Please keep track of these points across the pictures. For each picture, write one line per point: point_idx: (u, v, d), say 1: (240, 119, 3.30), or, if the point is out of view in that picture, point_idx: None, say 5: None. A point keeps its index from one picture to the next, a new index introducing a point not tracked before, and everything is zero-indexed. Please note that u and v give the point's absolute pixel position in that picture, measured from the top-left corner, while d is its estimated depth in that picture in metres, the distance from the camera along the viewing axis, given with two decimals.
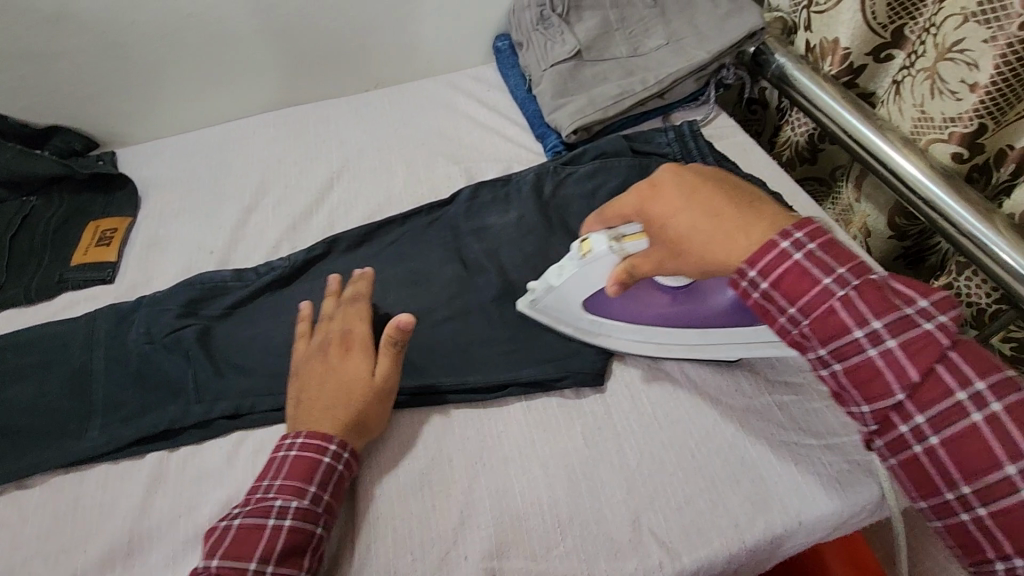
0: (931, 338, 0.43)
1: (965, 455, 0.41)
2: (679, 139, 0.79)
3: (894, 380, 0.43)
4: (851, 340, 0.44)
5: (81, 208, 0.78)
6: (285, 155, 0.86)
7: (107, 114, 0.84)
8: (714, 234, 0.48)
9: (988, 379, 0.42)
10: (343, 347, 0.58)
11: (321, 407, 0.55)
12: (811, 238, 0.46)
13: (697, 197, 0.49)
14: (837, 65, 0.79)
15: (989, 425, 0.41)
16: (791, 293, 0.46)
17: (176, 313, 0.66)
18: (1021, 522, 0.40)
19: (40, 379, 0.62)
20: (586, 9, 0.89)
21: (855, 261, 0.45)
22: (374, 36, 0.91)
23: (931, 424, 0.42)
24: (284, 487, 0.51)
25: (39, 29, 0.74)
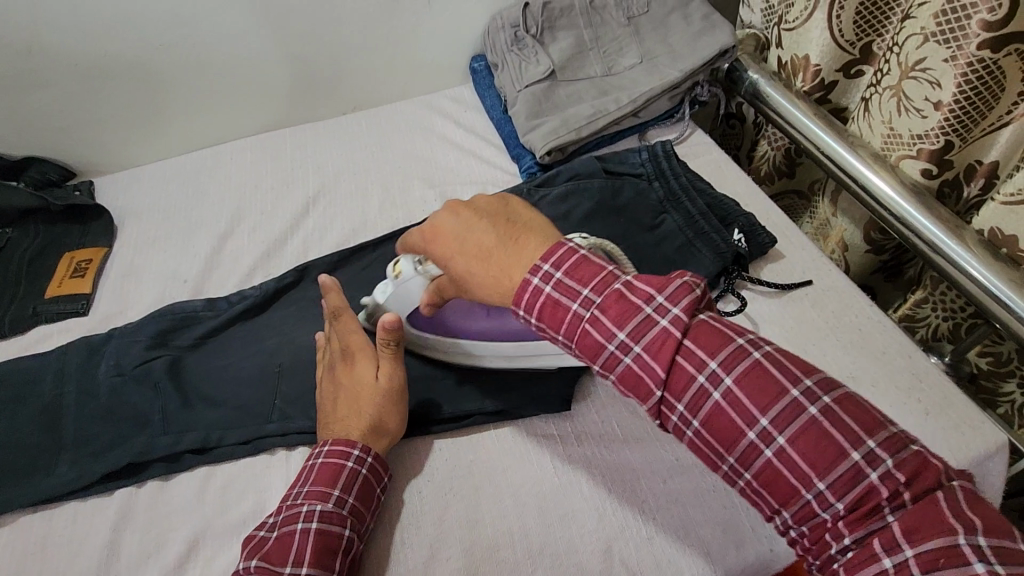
0: (668, 333, 0.42)
1: (720, 434, 0.41)
2: (653, 160, 0.78)
3: (650, 381, 0.42)
4: (608, 354, 0.43)
5: (56, 239, 0.78)
6: (260, 182, 0.86)
7: (82, 144, 0.85)
8: (485, 272, 0.48)
9: (722, 358, 0.41)
10: (346, 359, 0.58)
11: (339, 417, 0.56)
12: (556, 267, 0.44)
13: (469, 234, 0.49)
14: (809, 82, 0.79)
15: (730, 404, 0.40)
16: (547, 318, 0.45)
17: (146, 344, 0.66)
18: (780, 481, 0.39)
19: (10, 414, 0.62)
20: (561, 29, 0.89)
21: (602, 274, 0.44)
22: (350, 60, 0.91)
23: (695, 416, 0.42)
24: (311, 492, 0.52)
25: (11, 62, 0.75)
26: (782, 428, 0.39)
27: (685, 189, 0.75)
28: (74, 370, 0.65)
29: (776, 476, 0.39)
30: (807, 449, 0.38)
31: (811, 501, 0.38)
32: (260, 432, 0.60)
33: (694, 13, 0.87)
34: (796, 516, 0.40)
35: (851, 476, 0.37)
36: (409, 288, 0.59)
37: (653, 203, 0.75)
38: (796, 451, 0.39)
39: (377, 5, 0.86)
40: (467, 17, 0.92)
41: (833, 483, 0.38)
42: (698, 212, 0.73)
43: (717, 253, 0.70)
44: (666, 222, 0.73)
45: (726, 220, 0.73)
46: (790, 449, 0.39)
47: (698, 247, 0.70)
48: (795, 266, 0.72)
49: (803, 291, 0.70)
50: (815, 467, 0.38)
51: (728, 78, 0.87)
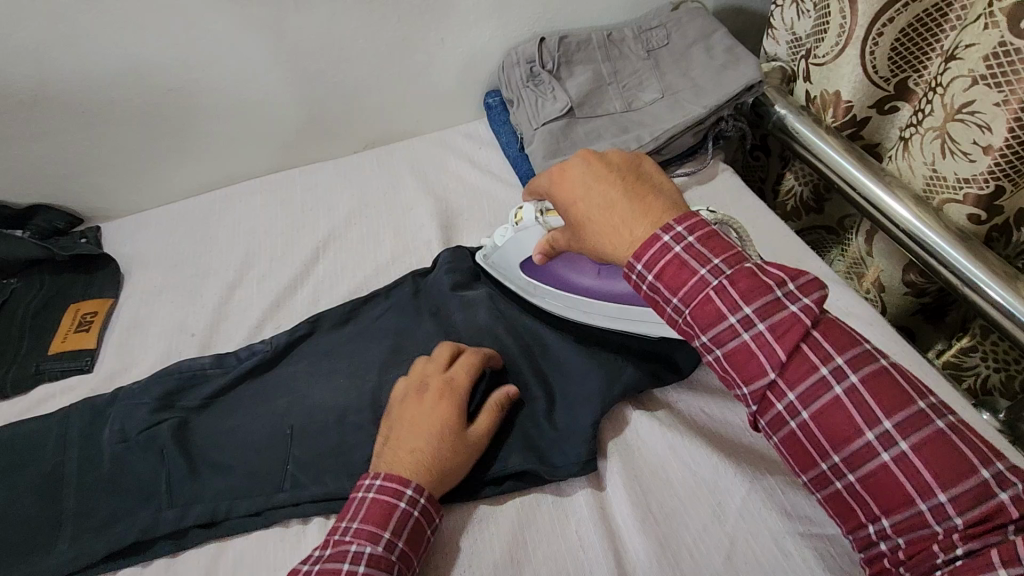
0: (798, 320, 0.43)
1: (831, 428, 0.42)
2: None
3: (765, 361, 0.44)
4: (727, 326, 0.45)
5: (62, 290, 0.76)
6: (272, 226, 0.84)
7: (90, 191, 0.83)
8: (604, 222, 0.51)
9: (850, 355, 0.42)
10: (443, 388, 0.56)
11: (408, 449, 0.53)
12: (691, 231, 0.47)
13: (597, 185, 0.52)
14: (840, 118, 0.75)
15: (852, 401, 0.42)
16: (669, 281, 0.47)
17: (151, 407, 0.63)
18: (888, 487, 0.40)
19: (9, 484, 0.60)
20: (577, 64, 0.88)
21: (732, 251, 0.46)
22: (364, 98, 0.89)
23: (807, 405, 0.43)
24: (360, 531, 0.48)
25: (15, 112, 0.73)
26: (906, 433, 0.40)
27: None
28: (77, 435, 0.62)
29: (889, 479, 0.40)
30: (931, 458, 0.39)
31: (925, 512, 0.39)
32: (270, 503, 0.57)
33: (716, 46, 0.85)
34: (898, 524, 0.40)
35: (978, 494, 0.38)
36: (526, 235, 0.64)
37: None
38: (918, 458, 0.40)
39: (391, 43, 0.84)
40: (482, 53, 0.90)
41: (957, 497, 0.38)
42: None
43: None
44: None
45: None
46: (912, 454, 0.40)
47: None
48: None
49: None
50: (936, 476, 0.39)
51: (754, 112, 0.84)
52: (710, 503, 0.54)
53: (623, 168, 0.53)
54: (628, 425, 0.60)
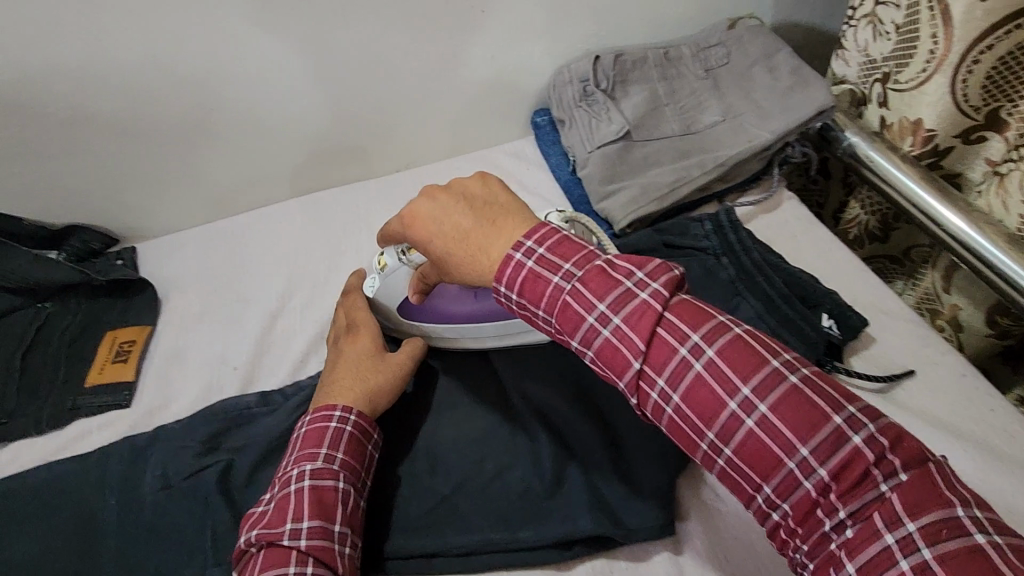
0: (650, 306, 0.44)
1: (699, 408, 0.42)
2: (718, 231, 0.69)
3: (629, 353, 0.44)
4: (589, 325, 0.45)
5: (98, 317, 0.73)
6: (314, 249, 0.81)
7: (126, 211, 0.80)
8: (465, 253, 0.50)
9: (704, 331, 0.43)
10: (348, 335, 0.66)
11: (335, 384, 0.60)
12: (539, 243, 0.47)
13: (447, 219, 0.51)
14: (920, 146, 0.71)
15: (713, 376, 0.42)
16: (529, 293, 0.47)
17: (195, 448, 0.61)
18: (760, 454, 0.40)
19: (47, 529, 0.57)
20: (632, 83, 0.84)
21: (582, 251, 0.47)
22: (409, 117, 0.85)
23: (676, 388, 0.43)
24: (301, 457, 0.55)
25: (54, 131, 0.70)
26: (765, 396, 0.41)
27: (759, 266, 0.66)
28: (115, 476, 0.59)
29: (759, 447, 0.40)
30: (788, 416, 0.40)
31: (794, 469, 0.39)
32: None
33: (781, 66, 0.81)
34: (779, 491, 0.40)
35: (836, 441, 0.39)
36: (395, 278, 0.66)
37: (723, 284, 0.66)
38: (778, 418, 0.40)
39: (439, 60, 0.80)
40: (532, 69, 0.86)
41: (817, 449, 0.39)
42: (778, 295, 0.63)
43: (810, 346, 0.60)
44: (742, 306, 0.64)
45: (809, 302, 0.63)
46: (772, 417, 0.40)
47: (785, 336, 0.61)
48: (898, 352, 0.63)
49: (908, 384, 0.61)
50: (798, 432, 0.40)
51: (822, 136, 0.79)
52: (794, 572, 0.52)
53: (471, 194, 0.52)
54: (707, 479, 0.58)
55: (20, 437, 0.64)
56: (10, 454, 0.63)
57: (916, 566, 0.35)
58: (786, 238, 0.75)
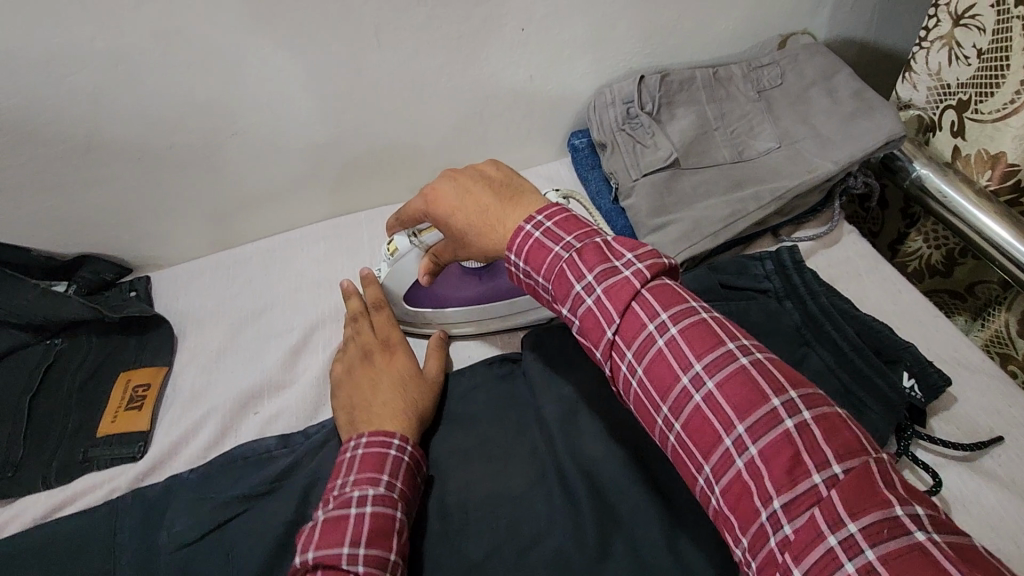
0: (628, 282, 0.44)
1: (657, 381, 0.42)
2: (780, 272, 0.65)
3: (605, 323, 0.45)
4: (574, 294, 0.46)
5: (109, 356, 0.68)
6: (338, 279, 0.77)
7: (140, 239, 0.75)
8: (483, 229, 0.51)
9: (673, 311, 0.43)
10: (382, 352, 0.65)
11: (382, 406, 0.59)
12: (548, 217, 0.48)
13: (468, 195, 0.52)
14: (999, 181, 0.65)
15: (672, 352, 0.42)
16: (531, 261, 0.48)
17: (215, 506, 0.56)
18: (706, 430, 0.40)
19: None
20: (679, 105, 0.78)
21: (585, 227, 0.48)
22: (441, 140, 0.80)
23: (639, 362, 0.43)
24: (360, 480, 0.52)
25: (64, 159, 0.65)
26: (714, 373, 0.41)
27: (827, 313, 0.61)
28: (128, 539, 0.54)
29: (706, 424, 0.40)
30: (735, 395, 0.40)
31: (731, 448, 0.39)
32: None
33: (841, 89, 0.75)
34: (717, 471, 0.40)
35: (773, 421, 0.39)
36: (407, 261, 0.65)
37: (789, 331, 0.61)
38: (724, 397, 0.40)
39: (476, 82, 0.75)
40: (570, 91, 0.81)
41: (755, 428, 0.39)
42: (850, 346, 0.59)
43: (889, 407, 0.55)
44: (810, 358, 0.60)
45: (885, 356, 0.58)
46: (719, 395, 0.40)
47: (858, 394, 0.56)
48: (980, 413, 0.58)
49: (994, 450, 0.56)
50: (739, 412, 0.40)
51: (885, 165, 0.74)
52: None
53: (487, 176, 0.53)
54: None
55: (26, 492, 0.59)
56: (11, 511, 0.58)
57: (860, 567, 0.34)
58: (845, 277, 0.70)
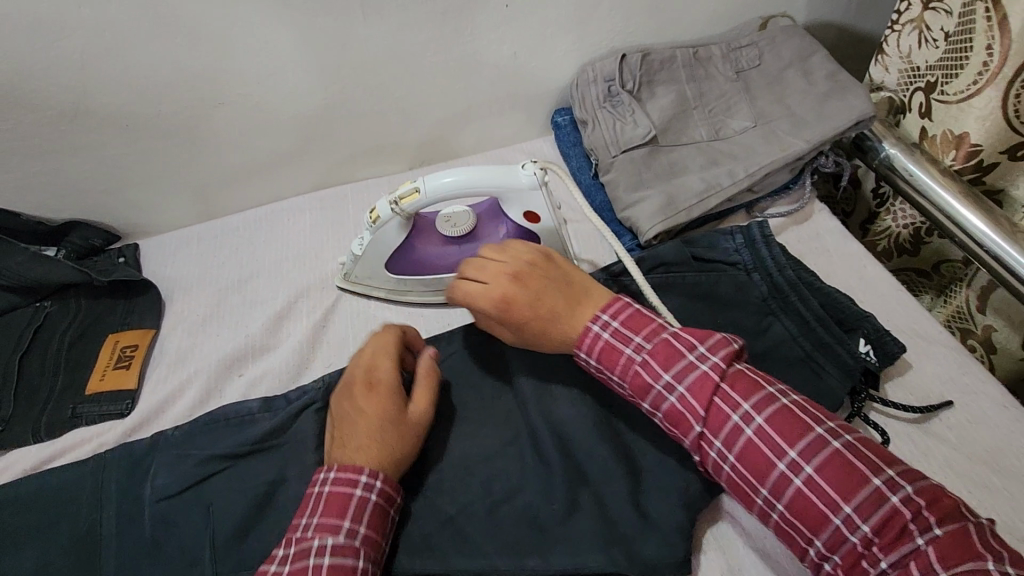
0: (708, 375, 0.48)
1: (753, 468, 0.46)
2: (750, 245, 0.66)
3: (689, 417, 0.48)
4: (654, 392, 0.49)
5: (98, 319, 0.70)
6: (323, 248, 0.78)
7: (128, 206, 0.76)
8: (555, 329, 0.54)
9: (754, 400, 0.47)
10: (367, 380, 0.55)
11: (354, 446, 0.52)
12: (614, 316, 0.52)
13: (540, 297, 0.53)
14: (963, 161, 0.68)
15: (763, 440, 0.46)
16: (604, 360, 0.52)
17: (198, 459, 0.58)
18: (809, 509, 0.44)
19: (42, 545, 0.54)
20: (659, 84, 0.80)
21: (650, 323, 0.52)
22: (426, 115, 0.82)
23: (730, 450, 0.47)
24: (321, 525, 0.48)
25: (52, 126, 0.66)
26: (809, 458, 0.44)
27: (794, 284, 0.63)
28: (115, 490, 0.57)
29: (808, 505, 0.44)
30: (833, 477, 0.43)
31: (840, 526, 0.43)
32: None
33: (816, 70, 0.77)
34: (828, 545, 0.43)
35: (876, 500, 0.42)
36: (387, 230, 0.67)
37: (756, 302, 0.64)
38: (824, 479, 0.44)
39: (459, 58, 0.76)
40: (553, 69, 0.82)
41: (859, 505, 0.42)
42: (814, 316, 0.61)
43: (845, 372, 0.59)
44: (775, 327, 0.62)
45: (845, 324, 0.61)
46: (818, 476, 0.44)
47: (818, 360, 0.59)
48: (934, 382, 0.61)
49: (943, 413, 0.59)
50: (842, 491, 0.43)
51: (856, 146, 0.76)
52: None
53: (554, 277, 0.55)
54: (728, 513, 0.56)
55: (16, 445, 0.61)
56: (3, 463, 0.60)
57: None
58: (812, 253, 0.72)
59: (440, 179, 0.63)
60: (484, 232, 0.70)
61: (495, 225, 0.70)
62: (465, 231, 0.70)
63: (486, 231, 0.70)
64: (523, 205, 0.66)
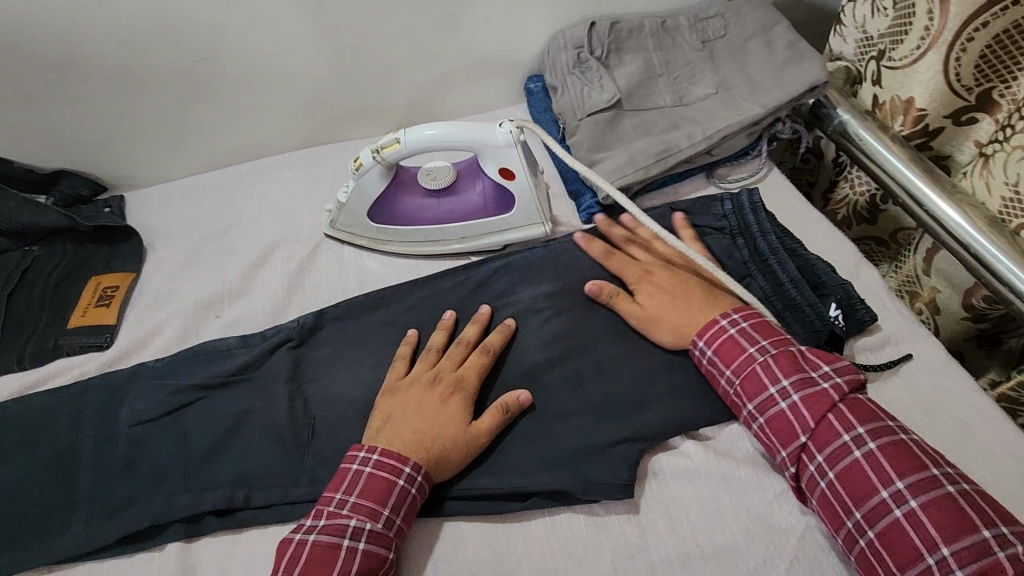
0: (826, 393, 0.53)
1: (852, 487, 0.49)
2: (737, 211, 0.70)
3: (799, 426, 0.53)
4: (767, 394, 0.55)
5: (82, 261, 0.74)
6: (300, 202, 0.82)
7: (115, 158, 0.80)
8: (687, 310, 0.62)
9: (870, 427, 0.51)
10: (455, 383, 0.58)
11: (408, 429, 0.55)
12: (744, 319, 0.59)
13: (680, 285, 0.64)
14: (910, 126, 0.71)
15: (870, 464, 0.49)
16: (723, 354, 0.57)
17: (173, 389, 0.61)
18: (902, 540, 0.46)
19: (32, 458, 0.58)
20: (627, 51, 0.83)
21: (779, 336, 0.58)
22: (405, 78, 0.85)
23: (832, 466, 0.51)
24: (359, 507, 0.51)
25: (41, 75, 0.70)
26: (916, 493, 0.47)
27: (774, 250, 0.67)
28: (95, 414, 0.60)
29: (903, 536, 0.46)
30: (937, 515, 0.46)
31: (933, 566, 0.45)
32: (288, 497, 0.55)
33: (777, 40, 0.80)
34: None
35: (980, 549, 0.44)
36: (370, 177, 0.70)
37: (737, 263, 0.67)
38: (927, 516, 0.46)
39: (434, 22, 0.79)
40: (527, 35, 0.85)
41: (959, 550, 0.45)
42: (789, 280, 0.65)
43: (810, 330, 0.62)
44: (752, 286, 0.66)
45: (820, 289, 0.65)
46: (921, 512, 0.47)
47: (788, 318, 0.63)
48: (885, 340, 0.64)
49: (899, 368, 0.62)
50: (944, 533, 0.45)
51: (813, 113, 0.79)
52: (761, 542, 0.53)
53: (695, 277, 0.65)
54: (673, 449, 0.58)
55: (1, 373, 0.65)
56: None
57: None
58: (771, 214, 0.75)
59: (421, 131, 0.67)
60: (464, 188, 0.74)
61: (474, 181, 0.74)
62: (444, 185, 0.74)
63: (465, 186, 0.74)
64: (499, 160, 0.69)
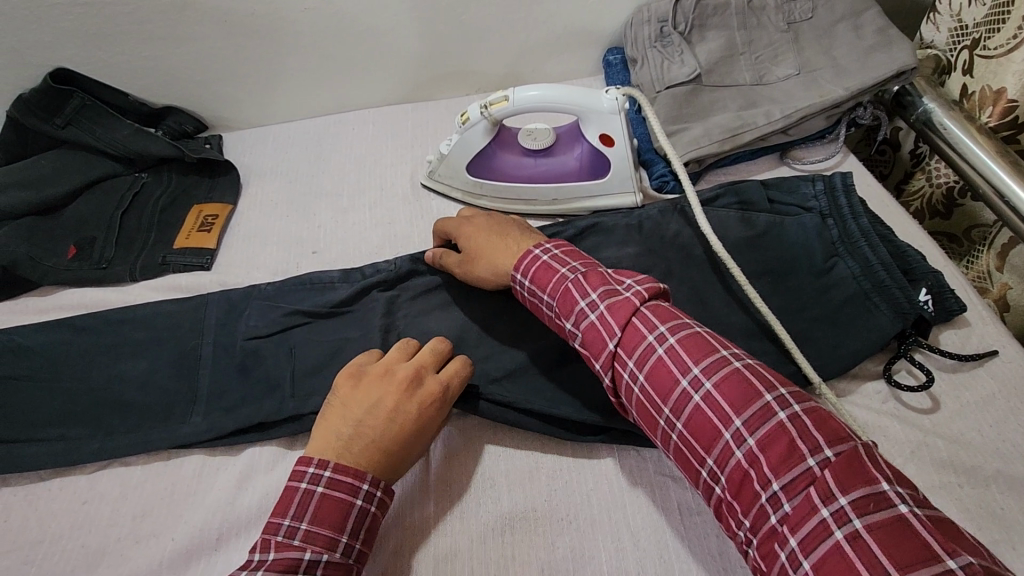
0: (628, 301, 0.52)
1: (658, 384, 0.48)
2: (829, 192, 0.71)
3: (608, 334, 0.52)
4: (579, 308, 0.54)
5: (187, 190, 0.80)
6: (385, 153, 0.86)
7: (219, 99, 0.86)
8: (501, 248, 0.62)
9: (670, 324, 0.50)
10: (436, 393, 0.55)
11: (376, 441, 0.51)
12: (555, 246, 0.59)
13: (495, 227, 0.64)
14: (998, 117, 0.70)
15: (671, 358, 0.48)
16: (539, 280, 0.57)
17: (285, 311, 0.66)
18: (704, 423, 0.46)
19: (150, 357, 0.64)
20: (711, 28, 0.84)
21: (586, 261, 0.58)
22: (491, 42, 0.88)
23: (641, 369, 0.49)
24: (314, 536, 0.47)
25: (164, 15, 0.76)
26: (710, 374, 0.47)
27: (866, 233, 0.67)
28: (215, 323, 0.66)
29: (703, 419, 0.46)
30: (729, 392, 0.46)
31: (730, 440, 0.44)
32: None
33: (867, 26, 0.79)
34: (719, 461, 0.45)
35: (766, 414, 0.44)
36: (474, 131, 0.73)
37: (827, 242, 0.68)
38: (720, 394, 0.46)
39: None
40: (612, 8, 0.87)
41: (749, 419, 0.44)
42: (878, 261, 0.65)
43: (899, 313, 0.62)
44: (839, 266, 0.66)
45: (910, 275, 0.65)
46: (715, 392, 0.46)
47: (875, 299, 0.64)
48: (970, 338, 0.64)
49: (988, 362, 0.62)
50: (735, 408, 0.45)
51: (896, 101, 0.79)
52: None
53: (517, 221, 0.65)
54: None
55: (117, 282, 0.72)
56: (107, 296, 0.71)
57: (848, 534, 0.38)
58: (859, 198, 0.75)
59: (528, 90, 0.68)
60: (561, 151, 0.76)
61: (571, 145, 0.75)
62: (544, 146, 0.75)
63: (562, 150, 0.76)
64: (600, 126, 0.71)
